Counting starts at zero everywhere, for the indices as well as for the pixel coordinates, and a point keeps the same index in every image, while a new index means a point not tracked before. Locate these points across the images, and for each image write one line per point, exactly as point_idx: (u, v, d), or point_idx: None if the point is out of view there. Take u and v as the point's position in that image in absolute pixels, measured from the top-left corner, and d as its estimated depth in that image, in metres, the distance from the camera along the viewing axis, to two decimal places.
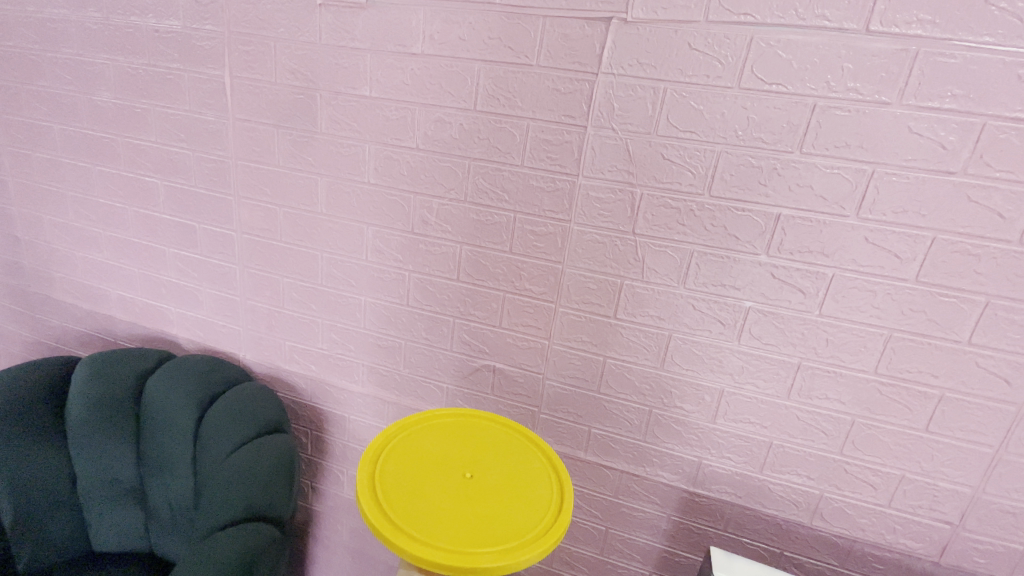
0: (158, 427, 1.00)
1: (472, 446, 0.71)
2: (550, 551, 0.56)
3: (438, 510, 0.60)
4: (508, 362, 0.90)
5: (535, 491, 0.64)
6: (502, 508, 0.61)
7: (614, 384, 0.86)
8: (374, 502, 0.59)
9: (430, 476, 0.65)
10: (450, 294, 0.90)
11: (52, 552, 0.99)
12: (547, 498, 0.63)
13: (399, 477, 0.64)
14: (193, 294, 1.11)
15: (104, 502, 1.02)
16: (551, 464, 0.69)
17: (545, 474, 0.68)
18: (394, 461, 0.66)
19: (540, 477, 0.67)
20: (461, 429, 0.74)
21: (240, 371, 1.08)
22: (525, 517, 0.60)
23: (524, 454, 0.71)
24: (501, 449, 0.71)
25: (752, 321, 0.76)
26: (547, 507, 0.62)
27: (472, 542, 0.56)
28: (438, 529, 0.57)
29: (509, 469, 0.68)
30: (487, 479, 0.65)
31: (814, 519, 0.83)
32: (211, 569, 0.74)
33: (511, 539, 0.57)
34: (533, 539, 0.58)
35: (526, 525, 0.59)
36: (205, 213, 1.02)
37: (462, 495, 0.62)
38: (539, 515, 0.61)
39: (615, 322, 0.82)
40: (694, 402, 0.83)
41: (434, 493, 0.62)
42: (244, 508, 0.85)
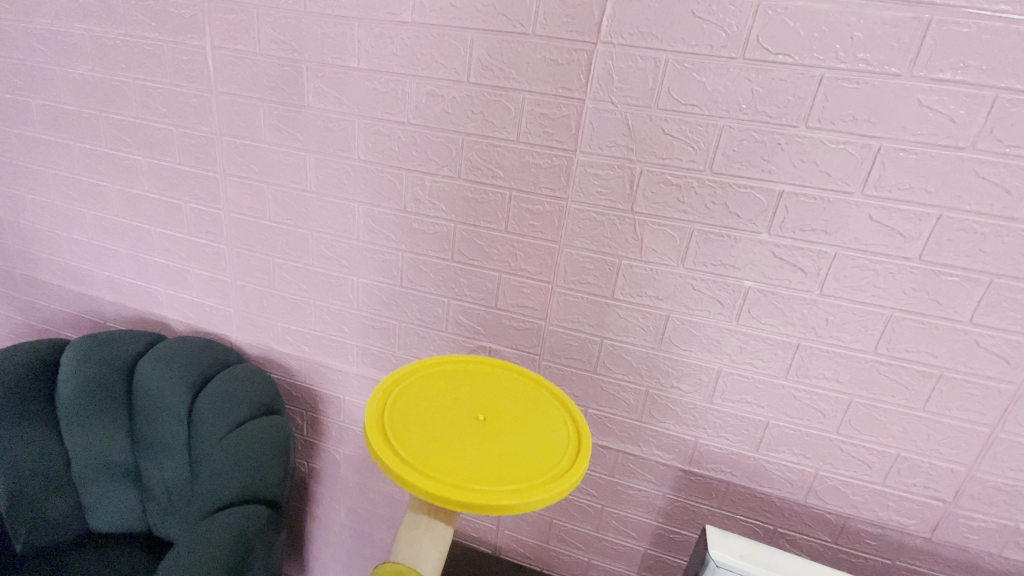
0: (151, 409, 0.99)
1: (483, 393, 0.70)
2: (568, 491, 0.55)
3: (453, 451, 0.59)
4: (504, 343, 0.89)
5: (551, 437, 0.63)
6: (517, 452, 0.60)
7: (611, 364, 0.85)
8: (383, 441, 0.58)
9: (442, 418, 0.64)
10: (445, 274, 0.88)
11: (50, 533, 0.99)
12: (561, 441, 0.63)
13: (411, 419, 0.63)
14: (182, 275, 1.08)
15: (100, 484, 1.01)
16: (566, 413, 0.69)
17: (560, 421, 0.67)
18: (402, 406, 0.65)
19: (555, 423, 0.66)
20: (472, 377, 0.72)
21: (233, 353, 1.06)
22: (542, 459, 0.59)
23: (539, 402, 0.70)
24: (513, 397, 0.70)
25: (752, 300, 0.75)
26: (563, 451, 0.61)
27: (487, 481, 0.55)
28: (453, 469, 0.56)
29: (523, 416, 0.67)
30: (500, 424, 0.64)
31: (808, 497, 0.83)
32: (203, 555, 0.73)
33: (528, 478, 0.56)
34: (551, 479, 0.57)
35: (543, 467, 0.58)
36: (191, 190, 0.99)
37: (477, 438, 0.61)
38: (556, 458, 0.60)
39: (613, 302, 0.81)
40: (691, 382, 0.82)
41: (448, 435, 0.61)
42: (239, 489, 0.84)
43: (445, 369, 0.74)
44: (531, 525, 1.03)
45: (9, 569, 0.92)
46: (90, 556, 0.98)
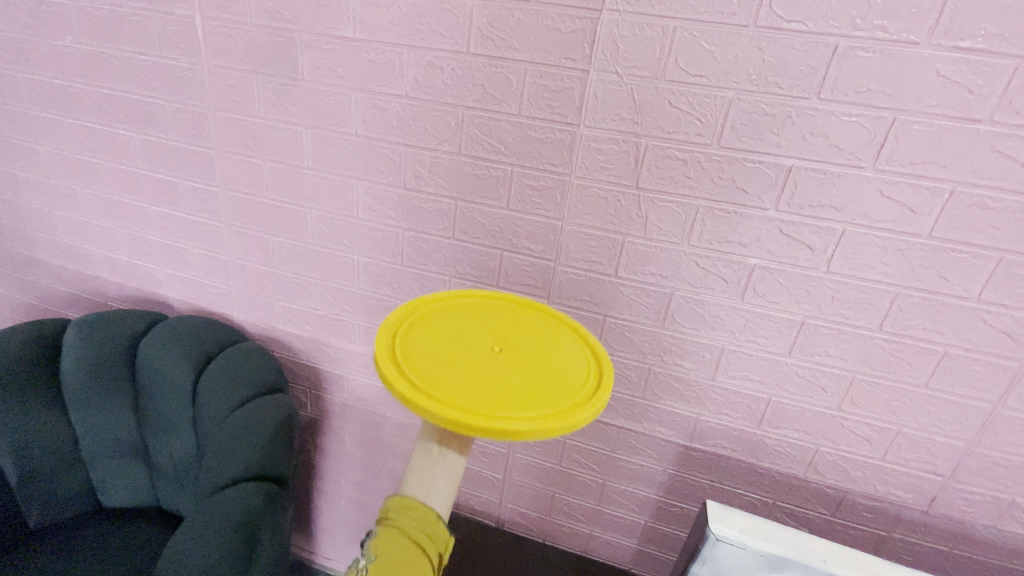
0: (155, 388, 0.99)
1: (498, 325, 0.67)
2: (590, 421, 0.53)
3: (467, 377, 0.56)
4: None
5: (570, 369, 0.61)
6: (535, 381, 0.57)
7: (613, 342, 0.84)
8: (394, 365, 0.56)
9: (457, 347, 0.61)
10: (446, 252, 0.87)
11: (63, 509, 1.01)
12: (581, 374, 0.60)
13: (424, 347, 0.60)
14: (181, 253, 1.07)
15: (109, 461, 1.03)
16: (586, 346, 0.66)
17: (580, 355, 0.64)
18: (415, 334, 0.63)
19: (575, 356, 0.63)
20: (488, 310, 0.69)
21: (234, 332, 1.06)
22: (561, 389, 0.57)
23: (558, 334, 0.67)
24: (531, 330, 0.67)
25: (757, 278, 0.74)
26: (584, 383, 0.59)
27: (502, 407, 0.52)
28: (467, 395, 0.54)
29: (541, 348, 0.64)
30: (516, 356, 0.62)
31: (807, 471, 0.84)
32: (216, 536, 0.75)
33: (547, 406, 0.54)
34: (570, 409, 0.54)
35: (562, 397, 0.56)
36: (186, 167, 0.97)
37: (492, 366, 0.59)
38: (576, 388, 0.57)
39: (616, 280, 0.80)
40: (694, 359, 0.82)
41: (460, 363, 0.59)
42: (245, 467, 0.85)
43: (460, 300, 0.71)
44: (534, 499, 1.04)
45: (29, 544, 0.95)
46: (104, 530, 1.00)
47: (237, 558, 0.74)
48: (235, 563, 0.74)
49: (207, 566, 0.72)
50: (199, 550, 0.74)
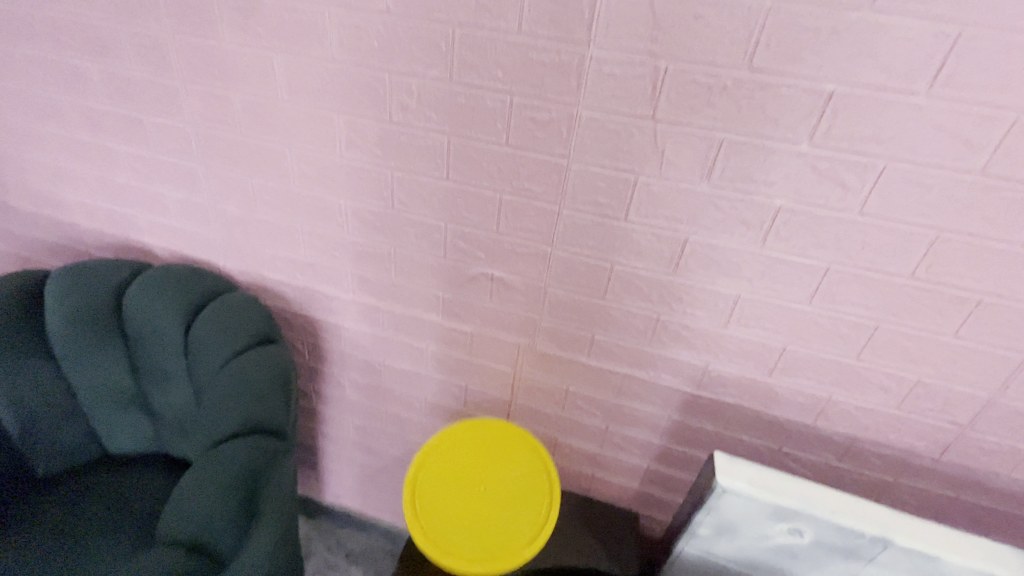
0: (146, 340, 0.96)
1: (496, 442, 0.88)
2: (522, 560, 0.77)
3: (460, 503, 0.82)
4: (507, 269, 0.83)
5: (528, 518, 0.81)
6: (501, 520, 0.81)
7: (620, 290, 0.79)
8: (410, 502, 0.81)
9: (461, 474, 0.85)
10: (440, 195, 0.79)
11: (70, 457, 1.01)
12: (534, 529, 0.80)
13: (437, 468, 0.85)
14: (158, 198, 1.00)
15: (109, 411, 1.01)
16: (549, 480, 0.84)
17: (543, 492, 0.83)
18: (436, 459, 0.86)
19: (538, 503, 0.83)
20: (492, 436, 0.88)
21: (222, 281, 1.01)
22: (517, 522, 0.81)
23: (535, 464, 0.86)
24: (517, 451, 0.87)
25: (782, 221, 0.68)
26: (534, 518, 0.81)
27: (468, 561, 0.77)
28: (453, 528, 0.80)
29: (518, 485, 0.84)
30: (498, 487, 0.84)
31: (817, 420, 0.82)
32: (213, 488, 0.71)
33: (496, 558, 0.78)
34: (512, 556, 0.78)
35: (511, 542, 0.79)
36: (150, 101, 0.88)
37: (481, 496, 0.83)
38: (524, 537, 0.79)
39: (626, 225, 0.74)
40: (706, 308, 0.77)
41: (460, 481, 0.84)
42: (242, 420, 0.82)
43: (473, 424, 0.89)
44: None
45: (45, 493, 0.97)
46: (110, 477, 1.01)
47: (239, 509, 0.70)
48: (236, 514, 0.69)
49: (206, 518, 0.68)
50: (196, 502, 0.70)
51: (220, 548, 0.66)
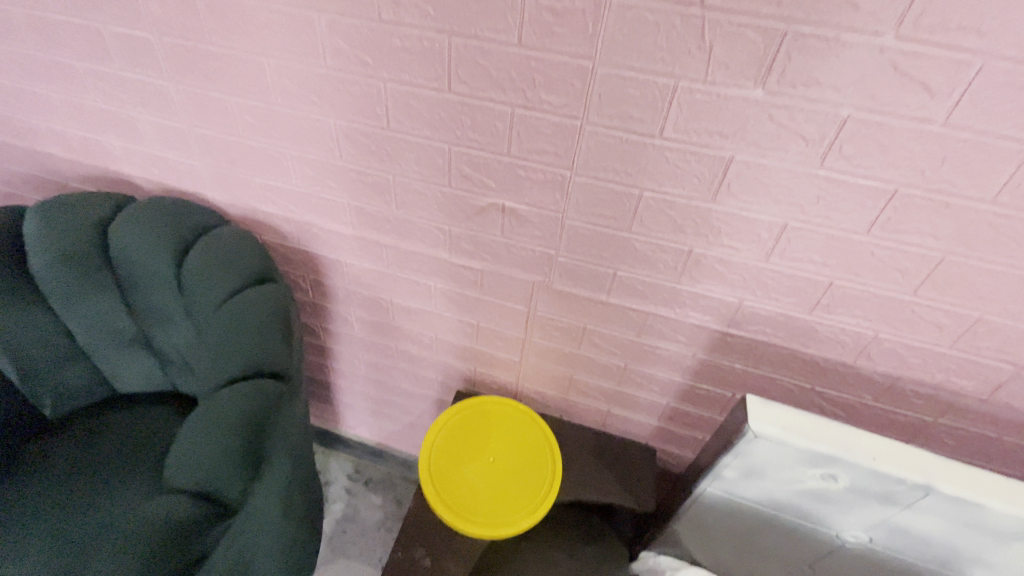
0: (137, 279, 0.90)
1: (494, 428, 0.95)
2: (543, 511, 0.86)
3: (475, 478, 0.90)
4: (520, 198, 0.74)
5: (537, 475, 0.90)
6: (515, 479, 0.90)
7: (649, 220, 0.70)
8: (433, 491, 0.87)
9: (470, 458, 0.91)
10: (442, 111, 0.68)
11: (81, 395, 1.00)
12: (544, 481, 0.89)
13: (448, 457, 0.91)
14: (130, 122, 0.90)
15: (111, 352, 0.98)
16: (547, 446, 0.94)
17: (545, 455, 0.93)
18: (444, 447, 0.92)
19: (542, 459, 0.92)
20: (487, 419, 0.96)
21: (211, 215, 0.93)
22: (530, 478, 0.90)
23: (532, 433, 0.95)
24: (515, 428, 0.95)
25: (847, 135, 0.57)
26: (544, 470, 0.91)
27: (493, 523, 0.85)
28: (474, 498, 0.87)
29: (522, 453, 0.93)
30: (506, 460, 0.92)
31: (857, 358, 0.76)
32: (214, 433, 0.68)
33: (518, 505, 0.87)
34: (532, 505, 0.87)
35: (528, 494, 0.88)
36: (102, 4, 0.75)
37: (492, 471, 0.91)
38: (538, 485, 0.89)
39: (659, 143, 0.63)
40: (746, 239, 0.68)
41: (472, 463, 0.91)
42: (242, 363, 0.78)
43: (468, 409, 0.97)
44: (550, 382, 1.00)
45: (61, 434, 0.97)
46: (126, 416, 1.01)
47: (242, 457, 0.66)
48: (239, 463, 0.66)
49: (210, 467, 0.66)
50: (200, 448, 0.68)
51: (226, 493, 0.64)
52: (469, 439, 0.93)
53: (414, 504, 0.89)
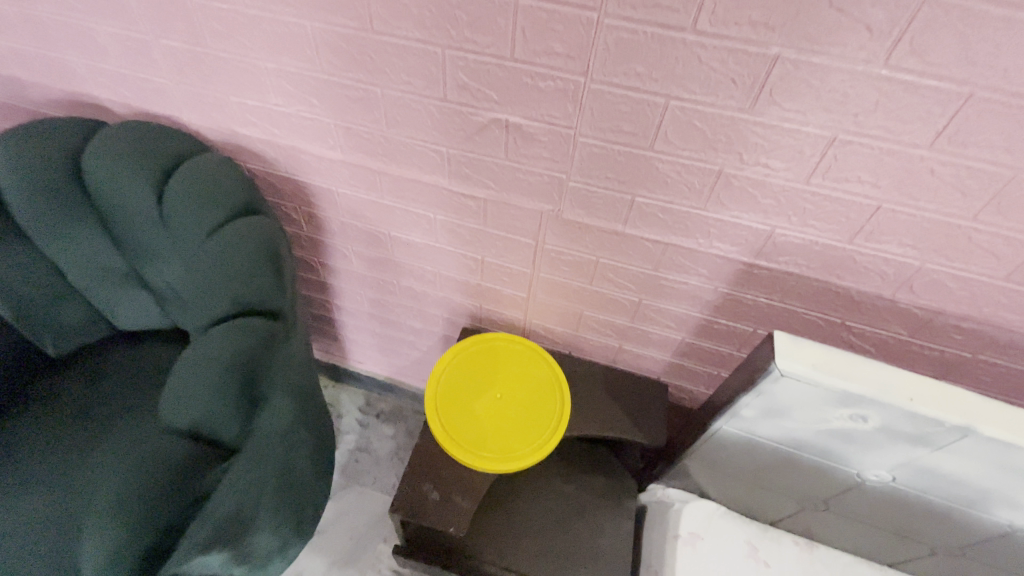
0: (118, 212, 0.84)
1: (501, 363, 0.92)
2: (554, 443, 0.85)
3: (483, 414, 0.87)
4: (527, 113, 0.64)
5: (546, 411, 0.88)
6: (524, 415, 0.88)
7: (675, 136, 0.61)
8: (441, 427, 0.85)
9: (477, 393, 0.89)
10: (432, 6, 0.57)
11: (84, 333, 0.98)
12: (554, 415, 0.88)
13: (452, 394, 0.89)
14: (87, 34, 0.80)
15: (107, 288, 0.93)
16: (556, 382, 0.91)
17: (554, 389, 0.90)
18: (449, 383, 0.90)
19: (550, 396, 0.90)
20: (492, 356, 0.92)
21: (188, 141, 0.85)
22: (540, 412, 0.88)
23: (540, 369, 0.92)
24: (522, 364, 0.92)
25: (922, 24, 0.46)
26: (554, 405, 0.89)
27: (502, 456, 0.84)
28: (482, 433, 0.86)
29: (530, 388, 0.90)
30: (513, 395, 0.90)
31: (897, 291, 0.69)
32: (206, 372, 0.66)
33: (527, 440, 0.85)
34: (543, 439, 0.85)
35: (539, 428, 0.86)
36: None
37: (499, 407, 0.88)
38: (548, 420, 0.87)
39: (691, 40, 0.53)
40: (786, 157, 0.60)
41: (478, 399, 0.89)
42: (230, 303, 0.74)
43: (473, 345, 0.93)
44: (559, 318, 0.94)
45: (72, 371, 0.96)
46: (129, 354, 0.99)
47: (237, 400, 0.66)
48: (234, 405, 0.66)
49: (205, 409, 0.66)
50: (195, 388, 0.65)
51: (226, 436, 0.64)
52: (476, 375, 0.91)
53: (421, 439, 0.88)
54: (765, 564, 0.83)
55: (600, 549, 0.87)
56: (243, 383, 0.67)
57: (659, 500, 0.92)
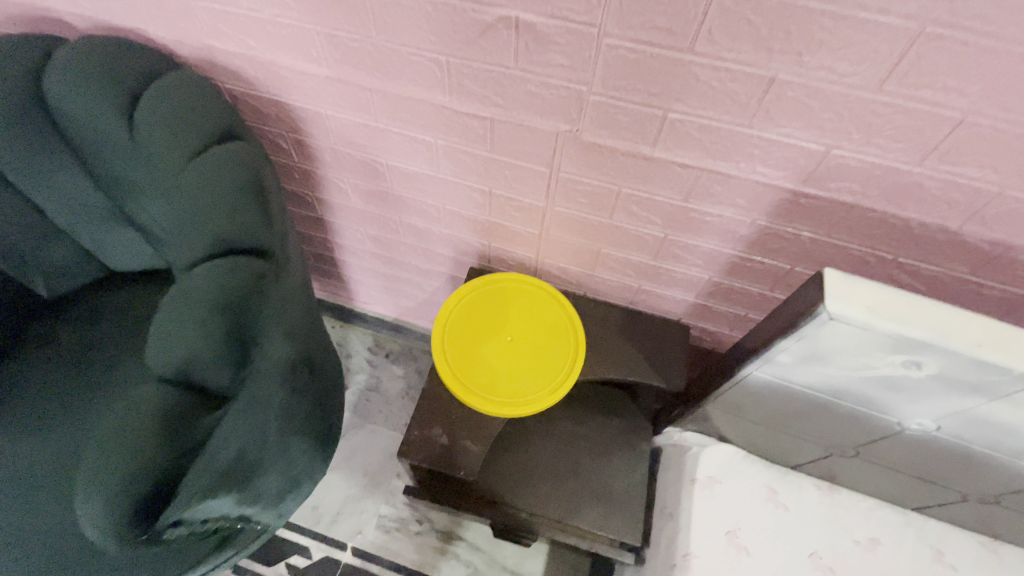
0: (90, 142, 0.76)
1: (511, 304, 0.86)
2: (568, 388, 0.81)
3: (493, 358, 0.83)
4: (541, 10, 0.53)
5: (560, 355, 0.83)
6: (536, 359, 0.83)
7: (720, 34, 0.50)
8: (448, 370, 0.81)
9: (486, 336, 0.84)
10: None
11: (77, 274, 0.93)
12: (568, 359, 0.83)
13: (460, 336, 0.84)
14: None
15: (94, 227, 0.87)
16: (571, 325, 0.85)
17: (568, 333, 0.85)
18: (457, 325, 0.85)
19: (564, 339, 0.85)
20: (502, 297, 0.87)
21: (155, 58, 0.75)
22: (553, 356, 0.83)
23: (553, 311, 0.86)
24: (535, 305, 0.87)
25: None
26: (567, 348, 0.84)
27: (513, 400, 0.80)
28: (492, 376, 0.81)
29: (543, 331, 0.85)
30: (524, 339, 0.85)
31: (964, 223, 0.60)
32: (189, 316, 0.60)
33: (540, 384, 0.81)
34: (556, 384, 0.81)
35: (552, 372, 0.82)
36: None
37: (510, 351, 0.84)
38: (562, 364, 0.82)
39: None
40: (857, 58, 0.49)
41: (488, 342, 0.84)
42: (212, 241, 0.66)
43: (482, 285, 0.88)
44: (574, 256, 0.87)
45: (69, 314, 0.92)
46: (126, 296, 0.95)
47: (227, 347, 0.61)
48: (225, 353, 0.61)
49: (192, 357, 0.59)
50: (179, 333, 0.60)
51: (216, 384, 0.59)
52: (485, 318, 0.85)
53: (430, 382, 0.84)
54: (785, 508, 0.80)
55: (613, 491, 0.85)
56: (232, 330, 0.61)
57: (676, 444, 0.89)
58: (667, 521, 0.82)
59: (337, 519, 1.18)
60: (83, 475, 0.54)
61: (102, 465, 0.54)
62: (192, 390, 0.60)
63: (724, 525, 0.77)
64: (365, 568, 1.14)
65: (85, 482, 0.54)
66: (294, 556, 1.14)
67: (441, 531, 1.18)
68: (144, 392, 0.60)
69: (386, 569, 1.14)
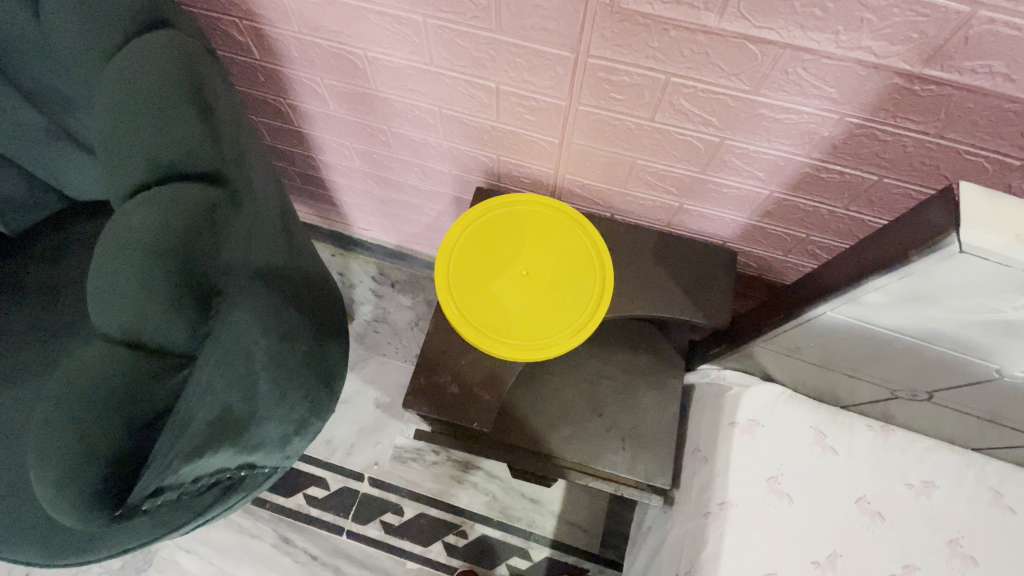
0: None
1: (526, 232, 0.74)
2: (592, 328, 0.70)
3: (507, 294, 0.72)
4: None
5: (580, 291, 0.72)
6: (554, 295, 0.72)
7: None
8: (458, 310, 0.70)
9: (498, 269, 0.73)
10: None
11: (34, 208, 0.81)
12: (591, 296, 0.72)
13: (468, 270, 0.73)
14: None
15: (36, 150, 0.72)
16: (596, 253, 0.74)
17: (591, 264, 0.73)
18: (464, 257, 0.73)
19: (586, 272, 0.73)
20: (513, 224, 0.75)
21: None
22: (574, 292, 0.72)
23: (573, 238, 0.75)
24: (553, 232, 0.75)
25: None
26: (591, 282, 0.72)
27: (531, 343, 0.70)
28: (506, 317, 0.71)
29: (563, 263, 0.73)
30: (541, 271, 0.73)
31: None
32: (126, 261, 0.49)
33: (560, 324, 0.70)
34: (578, 324, 0.70)
35: (574, 311, 0.71)
36: None
37: (525, 285, 0.72)
38: (584, 301, 0.71)
39: None
40: None
41: (499, 276, 0.73)
42: (148, 164, 0.53)
43: (491, 210, 0.75)
44: (602, 170, 0.72)
45: (33, 252, 0.82)
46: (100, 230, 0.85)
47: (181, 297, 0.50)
48: (178, 305, 0.50)
49: (136, 312, 0.49)
50: (116, 283, 0.50)
51: (171, 343, 0.51)
52: (496, 247, 0.74)
53: (437, 319, 0.75)
54: (833, 451, 0.72)
55: (642, 434, 0.78)
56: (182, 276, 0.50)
57: (713, 383, 0.80)
58: (701, 465, 0.76)
59: (352, 451, 1.16)
60: (33, 449, 0.47)
61: (50, 439, 0.47)
62: (146, 351, 0.51)
63: (764, 472, 0.70)
64: (384, 497, 1.13)
65: (37, 458, 0.47)
66: (311, 487, 1.13)
67: (457, 461, 1.16)
68: (89, 353, 0.51)
69: (404, 498, 1.13)
